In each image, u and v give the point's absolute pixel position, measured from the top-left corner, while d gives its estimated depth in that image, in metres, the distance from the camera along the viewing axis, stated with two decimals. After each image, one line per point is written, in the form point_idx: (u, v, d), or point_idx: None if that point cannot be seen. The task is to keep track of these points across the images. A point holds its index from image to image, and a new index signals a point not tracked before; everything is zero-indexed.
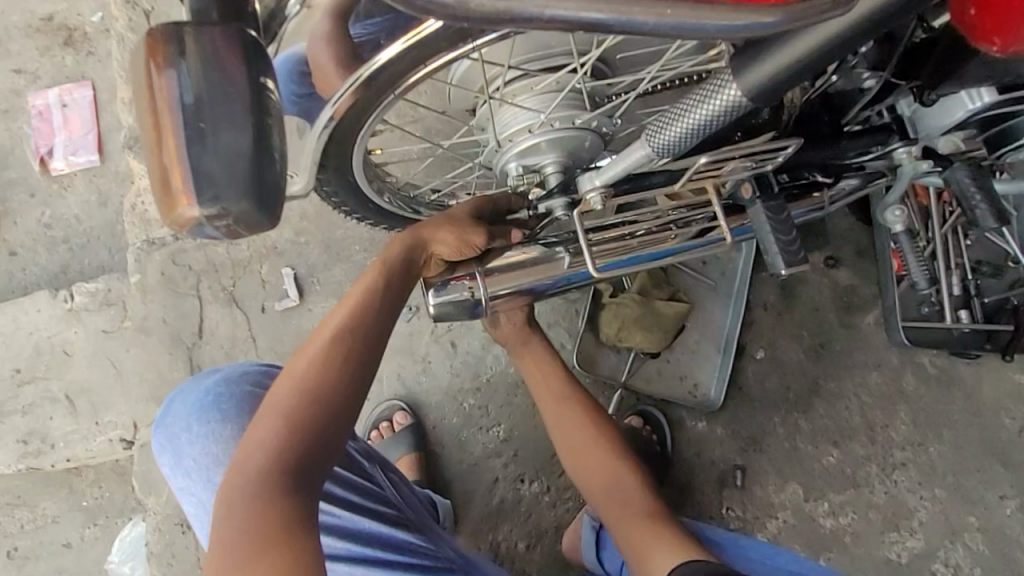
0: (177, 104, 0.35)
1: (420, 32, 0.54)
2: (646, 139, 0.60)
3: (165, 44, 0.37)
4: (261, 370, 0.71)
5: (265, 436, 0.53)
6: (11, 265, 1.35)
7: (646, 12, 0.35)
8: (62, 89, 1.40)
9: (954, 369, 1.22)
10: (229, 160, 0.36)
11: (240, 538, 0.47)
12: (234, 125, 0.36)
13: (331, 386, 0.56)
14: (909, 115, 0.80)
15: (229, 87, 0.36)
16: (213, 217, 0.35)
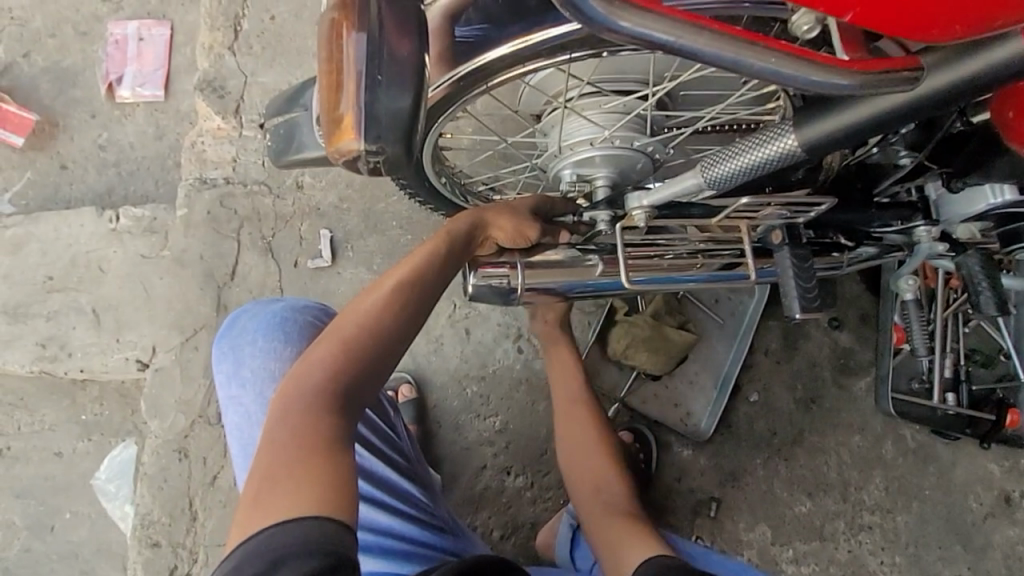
0: (361, 59, 0.49)
1: (528, 40, 0.60)
2: (701, 169, 0.66)
3: (356, 12, 0.50)
4: (321, 306, 0.76)
5: (324, 357, 0.59)
6: (59, 178, 1.40)
7: (734, 54, 0.44)
8: (141, 23, 1.47)
9: (933, 446, 1.28)
10: (392, 113, 0.50)
11: (292, 439, 0.53)
12: (400, 89, 0.49)
13: (386, 329, 0.63)
14: (934, 199, 0.86)
15: (402, 56, 0.49)
16: (369, 151, 0.51)
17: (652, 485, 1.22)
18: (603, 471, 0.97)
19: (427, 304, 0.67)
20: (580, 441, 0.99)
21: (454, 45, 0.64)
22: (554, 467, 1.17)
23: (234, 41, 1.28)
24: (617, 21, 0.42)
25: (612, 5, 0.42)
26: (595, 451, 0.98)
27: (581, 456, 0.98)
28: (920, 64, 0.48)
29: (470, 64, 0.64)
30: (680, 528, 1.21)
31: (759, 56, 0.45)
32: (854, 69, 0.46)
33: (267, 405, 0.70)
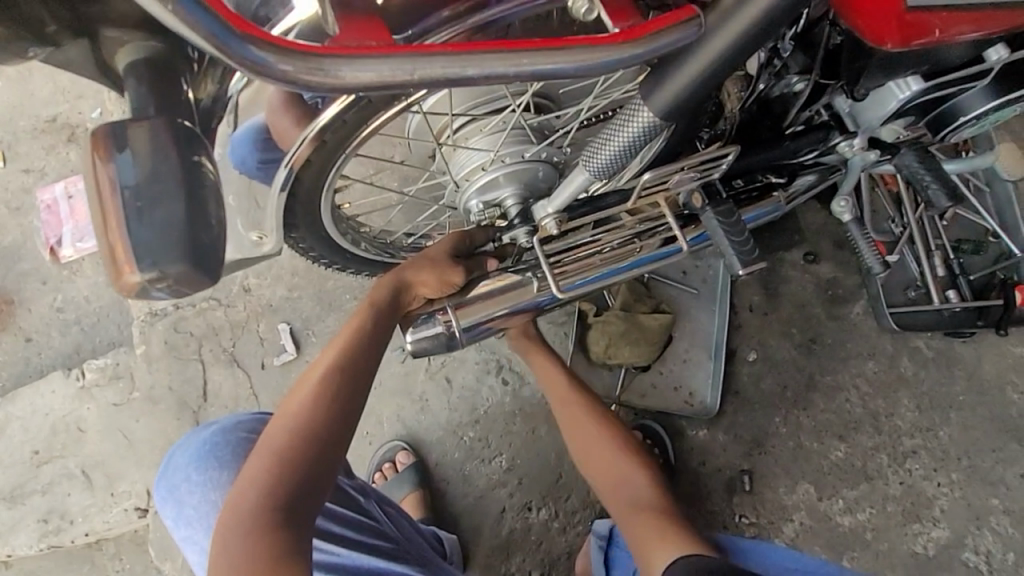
0: (119, 188, 0.44)
1: (349, 100, 0.59)
2: (584, 165, 0.64)
3: (105, 140, 0.45)
4: (246, 420, 0.82)
5: (259, 473, 0.61)
6: (27, 351, 1.42)
7: (506, 65, 0.45)
8: (67, 182, 1.51)
9: (952, 349, 1.22)
10: (163, 231, 0.44)
11: (240, 567, 0.56)
12: (168, 202, 0.45)
13: (317, 426, 0.64)
14: (847, 111, 0.83)
15: (168, 170, 0.45)
16: (154, 279, 0.45)
17: (678, 476, 1.17)
18: (625, 464, 0.91)
19: (359, 384, 0.68)
20: (592, 439, 0.94)
21: (305, 107, 0.63)
22: (573, 489, 1.13)
23: None
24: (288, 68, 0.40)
25: (294, 57, 0.40)
26: (609, 453, 0.93)
27: (600, 452, 0.93)
28: (697, 10, 0.49)
29: (315, 124, 0.62)
30: (721, 513, 1.16)
31: (520, 62, 0.45)
32: (626, 41, 0.48)
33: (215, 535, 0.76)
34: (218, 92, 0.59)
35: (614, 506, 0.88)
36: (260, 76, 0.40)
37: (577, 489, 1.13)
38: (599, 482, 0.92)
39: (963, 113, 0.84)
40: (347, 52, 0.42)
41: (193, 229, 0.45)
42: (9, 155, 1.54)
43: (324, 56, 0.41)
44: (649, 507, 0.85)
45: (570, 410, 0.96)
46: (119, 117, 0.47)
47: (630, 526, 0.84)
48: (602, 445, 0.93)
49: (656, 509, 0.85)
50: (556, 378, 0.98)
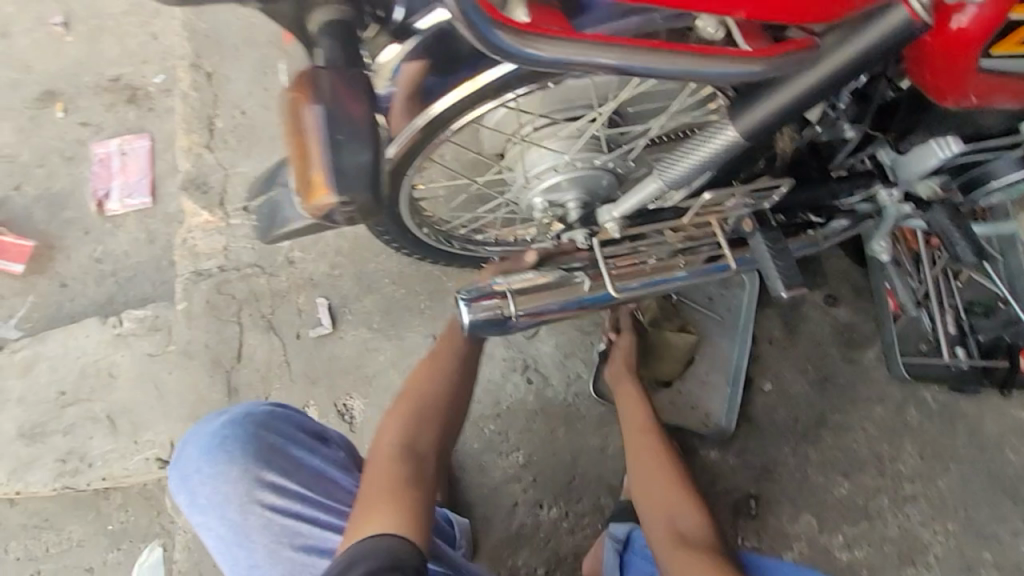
0: (320, 128, 0.52)
1: (476, 83, 0.66)
2: (658, 174, 0.71)
3: (310, 85, 0.53)
4: (261, 410, 0.86)
5: (400, 421, 0.85)
6: (61, 296, 1.44)
7: (661, 61, 0.55)
8: (122, 140, 1.56)
9: (955, 403, 1.27)
10: (358, 169, 0.52)
11: (388, 477, 0.76)
12: (359, 145, 0.52)
13: (443, 393, 0.89)
14: (889, 163, 0.89)
15: (352, 117, 0.53)
16: (343, 203, 0.52)
17: None
18: (673, 497, 0.95)
19: (461, 378, 0.92)
20: (652, 463, 1.00)
21: (422, 97, 0.69)
22: (584, 492, 1.16)
23: (211, 139, 1.35)
24: (526, 49, 0.52)
25: (522, 37, 0.52)
26: (665, 486, 0.97)
27: (653, 475, 0.99)
28: (815, 42, 0.59)
29: (427, 115, 0.69)
30: (724, 533, 1.19)
31: (679, 64, 0.56)
32: (760, 57, 0.57)
33: (229, 522, 0.80)
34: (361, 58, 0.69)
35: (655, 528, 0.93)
36: (493, 50, 0.51)
37: (589, 493, 1.16)
38: (646, 502, 0.97)
39: (995, 178, 0.92)
40: (548, 34, 0.53)
41: (378, 173, 0.54)
42: (69, 108, 1.59)
43: (526, 34, 0.52)
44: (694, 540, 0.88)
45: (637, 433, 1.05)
46: (318, 62, 0.55)
47: (665, 553, 0.88)
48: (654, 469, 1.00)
49: (701, 546, 0.87)
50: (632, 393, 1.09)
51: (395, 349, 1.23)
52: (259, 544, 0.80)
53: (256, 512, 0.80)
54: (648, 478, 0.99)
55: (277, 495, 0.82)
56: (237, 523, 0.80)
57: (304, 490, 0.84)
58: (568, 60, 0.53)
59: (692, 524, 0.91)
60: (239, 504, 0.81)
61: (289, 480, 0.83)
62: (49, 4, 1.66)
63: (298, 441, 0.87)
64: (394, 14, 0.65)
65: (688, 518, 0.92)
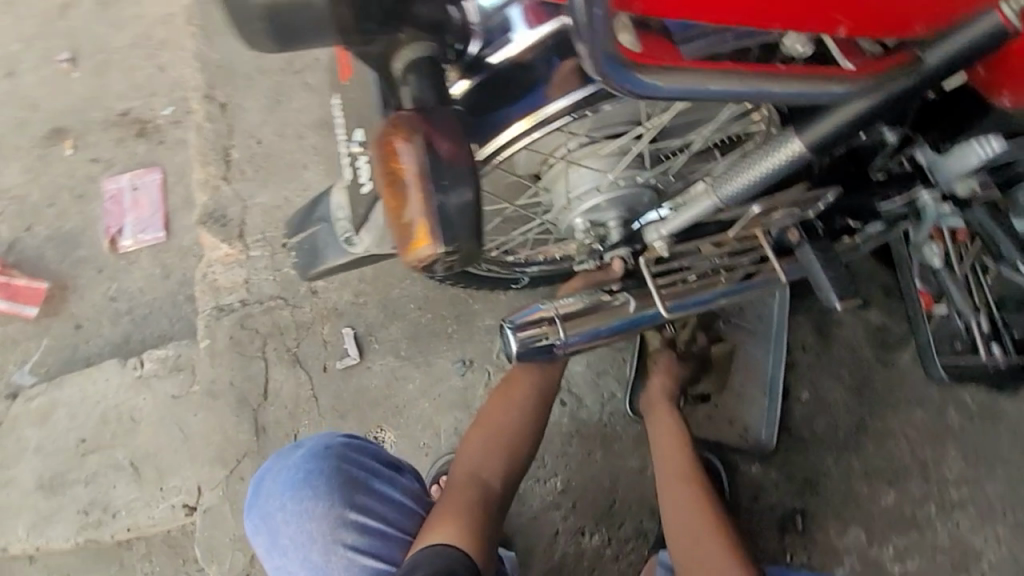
0: (426, 170, 0.51)
1: (536, 117, 0.66)
2: (715, 190, 0.71)
3: (409, 126, 0.53)
4: (343, 442, 0.85)
5: (479, 442, 0.83)
6: (76, 338, 1.40)
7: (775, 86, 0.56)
8: (133, 174, 1.54)
9: (996, 404, 1.25)
10: (464, 211, 0.52)
11: (461, 498, 0.77)
12: (463, 186, 0.52)
13: (523, 417, 0.85)
14: (927, 164, 0.86)
15: (458, 158, 0.53)
16: (445, 254, 0.53)
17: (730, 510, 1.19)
18: (713, 544, 0.89)
19: (541, 406, 0.86)
20: (687, 504, 0.94)
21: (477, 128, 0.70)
22: (626, 516, 1.13)
23: (228, 170, 1.34)
24: (651, 82, 0.50)
25: (643, 72, 0.49)
26: (707, 535, 0.90)
27: (686, 519, 0.93)
28: (910, 59, 0.60)
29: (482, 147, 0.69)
30: (772, 550, 1.17)
31: (786, 86, 0.56)
32: (855, 78, 0.58)
33: (313, 565, 0.78)
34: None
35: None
36: (614, 87, 0.49)
37: (631, 517, 1.13)
38: (679, 547, 0.91)
39: None
40: (667, 69, 0.51)
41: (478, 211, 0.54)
42: (78, 145, 1.57)
43: (650, 68, 0.50)
44: None
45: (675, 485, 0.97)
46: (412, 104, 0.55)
47: None
48: (689, 511, 0.93)
49: None
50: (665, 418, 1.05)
51: (425, 377, 1.21)
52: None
53: (338, 552, 0.78)
54: (678, 520, 0.93)
55: (360, 533, 0.79)
56: (320, 565, 0.78)
57: (385, 526, 0.82)
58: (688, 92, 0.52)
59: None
60: (323, 545, 0.79)
61: (372, 517, 0.81)
62: (54, 41, 1.65)
63: (378, 473, 0.86)
64: (470, 46, 0.62)
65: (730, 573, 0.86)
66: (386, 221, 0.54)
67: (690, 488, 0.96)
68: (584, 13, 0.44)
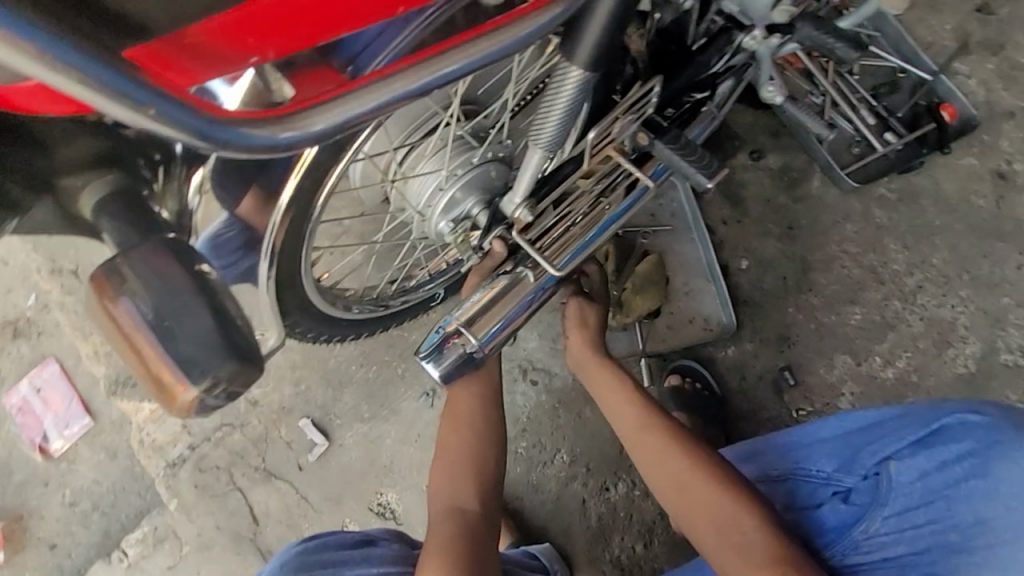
0: (143, 322, 0.50)
1: (304, 160, 0.63)
2: (535, 143, 0.69)
3: (108, 281, 0.52)
4: (296, 549, 0.77)
5: (446, 477, 0.80)
6: (57, 559, 1.33)
7: (454, 61, 0.48)
8: (30, 376, 1.41)
9: (911, 184, 1.28)
10: (202, 340, 0.51)
11: (447, 540, 0.73)
12: (196, 313, 0.51)
13: (481, 434, 0.83)
14: (736, 8, 0.85)
15: (177, 286, 0.52)
16: (205, 390, 0.51)
17: (728, 398, 1.20)
18: (701, 482, 0.78)
19: (490, 407, 0.84)
20: (658, 453, 0.82)
21: (261, 188, 0.64)
22: None
23: None
24: (285, 132, 0.42)
25: (271, 122, 0.41)
26: (692, 477, 0.78)
27: (666, 471, 0.81)
28: None
29: (277, 210, 0.65)
30: (779, 413, 1.19)
31: (460, 54, 0.48)
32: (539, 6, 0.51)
33: None
34: (179, 207, 0.65)
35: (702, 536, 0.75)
36: (249, 154, 0.41)
37: None
38: (674, 504, 0.79)
39: None
40: (310, 104, 0.43)
41: (223, 328, 0.52)
42: None
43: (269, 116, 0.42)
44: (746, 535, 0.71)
45: (621, 415, 0.88)
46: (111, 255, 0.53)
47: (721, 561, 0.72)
48: (663, 461, 0.81)
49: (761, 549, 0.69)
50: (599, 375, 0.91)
51: (398, 425, 1.18)
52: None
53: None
54: (660, 475, 0.81)
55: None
56: None
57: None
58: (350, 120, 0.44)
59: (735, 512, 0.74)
60: None
61: None
62: None
63: (346, 559, 0.77)
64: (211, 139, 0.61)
65: (731, 507, 0.74)
66: (140, 379, 0.53)
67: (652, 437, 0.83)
68: (127, 113, 0.36)
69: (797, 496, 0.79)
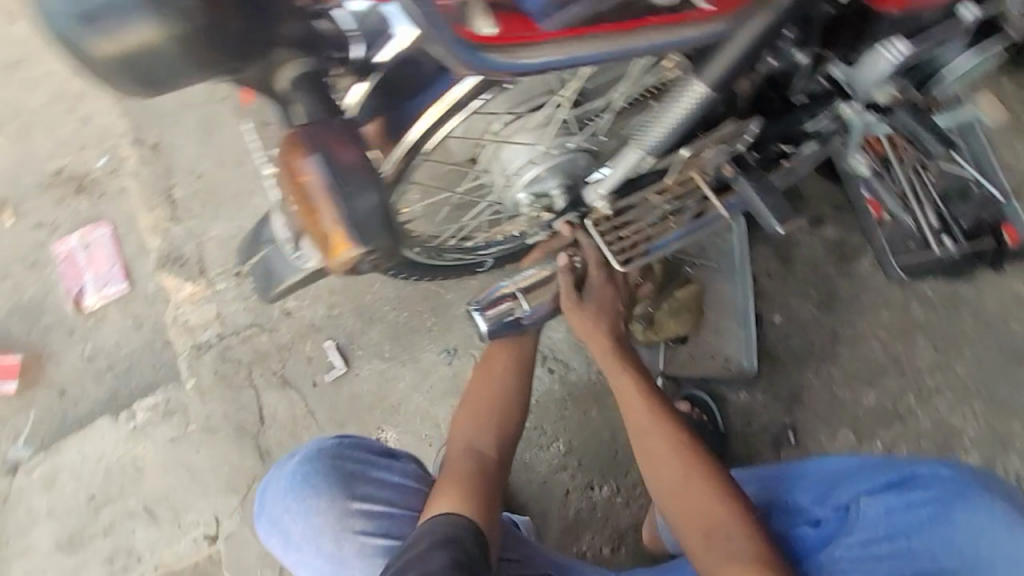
0: (324, 182, 0.59)
1: (449, 100, 0.71)
2: (637, 143, 0.77)
3: (301, 141, 0.60)
4: (333, 441, 0.83)
5: (469, 421, 0.85)
6: (62, 405, 1.39)
7: (633, 45, 0.64)
8: (82, 232, 1.49)
9: (955, 290, 1.31)
10: (367, 215, 0.60)
11: (461, 476, 0.79)
12: (367, 189, 0.60)
13: (509, 390, 0.87)
14: (844, 78, 0.89)
15: (352, 160, 0.60)
16: (366, 252, 0.60)
17: (727, 439, 1.24)
18: (699, 489, 0.80)
19: (526, 367, 0.89)
20: (662, 452, 0.84)
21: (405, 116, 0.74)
22: (630, 463, 1.18)
23: (176, 210, 1.32)
24: None
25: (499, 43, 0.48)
26: (693, 483, 0.81)
27: (666, 471, 0.83)
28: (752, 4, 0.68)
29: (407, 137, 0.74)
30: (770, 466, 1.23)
31: (643, 40, 0.64)
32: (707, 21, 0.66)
33: (329, 555, 0.80)
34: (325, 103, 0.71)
35: (689, 538, 0.78)
36: None
37: (635, 463, 1.18)
38: (667, 502, 0.82)
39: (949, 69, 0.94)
40: None
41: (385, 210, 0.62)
42: (18, 212, 1.51)
43: None
44: (735, 549, 0.74)
45: (629, 405, 0.89)
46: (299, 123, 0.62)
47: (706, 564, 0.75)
48: (666, 460, 0.83)
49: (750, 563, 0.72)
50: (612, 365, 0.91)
51: (414, 372, 1.23)
52: (357, 569, 0.80)
53: (349, 540, 0.80)
54: (659, 471, 0.84)
55: (367, 519, 0.81)
56: (335, 553, 0.80)
57: (390, 508, 0.82)
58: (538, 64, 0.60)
59: (730, 525, 0.76)
60: (334, 535, 0.80)
61: (376, 503, 0.82)
62: None
63: (373, 462, 0.85)
64: (353, 51, 0.66)
65: (726, 520, 0.77)
66: (309, 234, 0.61)
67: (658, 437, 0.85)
68: None
69: (775, 522, 0.85)
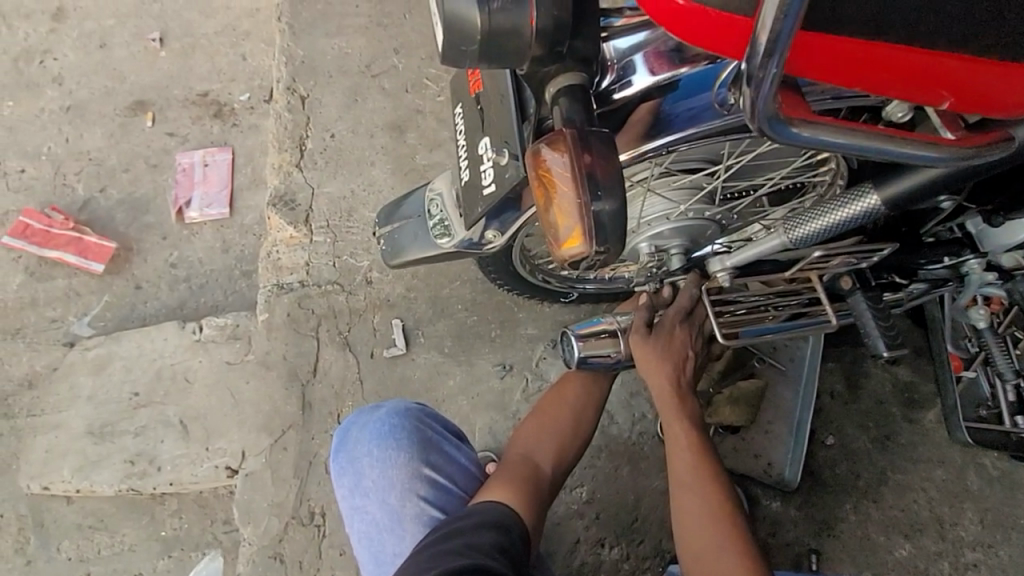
0: (581, 179, 0.57)
1: (638, 150, 0.71)
2: (785, 232, 0.77)
3: (561, 137, 0.58)
4: (420, 406, 0.92)
5: (534, 431, 0.91)
6: (134, 298, 1.47)
7: (881, 145, 0.52)
8: (206, 152, 1.60)
9: (1017, 473, 1.27)
10: (616, 216, 0.57)
11: (512, 475, 0.84)
12: (609, 193, 0.57)
13: (576, 413, 0.92)
14: (976, 232, 0.92)
15: (611, 161, 0.58)
16: (597, 253, 0.58)
17: None
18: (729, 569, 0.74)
19: (597, 399, 0.94)
20: (701, 518, 0.79)
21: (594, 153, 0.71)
22: (647, 534, 1.16)
23: (301, 158, 1.41)
24: (793, 128, 0.49)
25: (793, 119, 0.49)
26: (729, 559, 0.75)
27: (700, 539, 0.78)
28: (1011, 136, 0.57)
29: None
30: None
31: (895, 143, 0.52)
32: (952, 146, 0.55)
33: (390, 508, 0.85)
34: None
35: None
36: (758, 124, 0.48)
37: (652, 535, 1.16)
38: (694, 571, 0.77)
39: None
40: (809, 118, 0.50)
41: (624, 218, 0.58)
42: (158, 118, 1.63)
43: (798, 118, 0.49)
44: None
45: (678, 458, 0.85)
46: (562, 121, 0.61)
47: None
48: (704, 527, 0.78)
49: None
50: (670, 411, 0.87)
51: (466, 374, 1.25)
52: (409, 533, 0.84)
53: (412, 500, 0.85)
54: (693, 536, 0.79)
55: (431, 488, 0.86)
56: (396, 509, 0.85)
57: (450, 484, 0.89)
58: (821, 143, 0.50)
59: None
60: (401, 492, 0.86)
61: (441, 475, 0.88)
62: (147, 18, 1.72)
63: (447, 439, 0.92)
64: (603, 79, 0.67)
65: None
66: (544, 221, 0.61)
67: (699, 499, 0.80)
68: (760, 65, 0.43)
69: None
